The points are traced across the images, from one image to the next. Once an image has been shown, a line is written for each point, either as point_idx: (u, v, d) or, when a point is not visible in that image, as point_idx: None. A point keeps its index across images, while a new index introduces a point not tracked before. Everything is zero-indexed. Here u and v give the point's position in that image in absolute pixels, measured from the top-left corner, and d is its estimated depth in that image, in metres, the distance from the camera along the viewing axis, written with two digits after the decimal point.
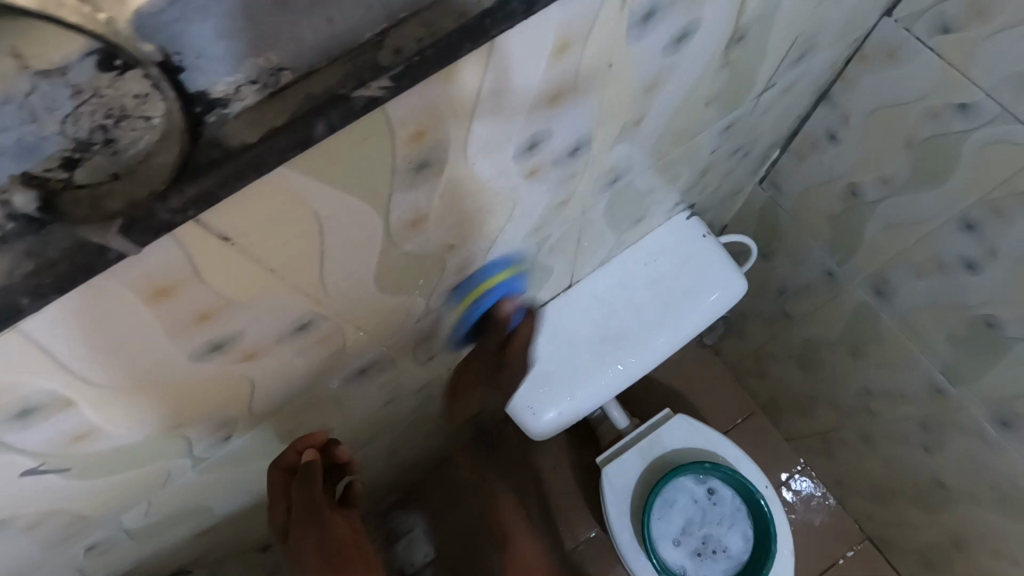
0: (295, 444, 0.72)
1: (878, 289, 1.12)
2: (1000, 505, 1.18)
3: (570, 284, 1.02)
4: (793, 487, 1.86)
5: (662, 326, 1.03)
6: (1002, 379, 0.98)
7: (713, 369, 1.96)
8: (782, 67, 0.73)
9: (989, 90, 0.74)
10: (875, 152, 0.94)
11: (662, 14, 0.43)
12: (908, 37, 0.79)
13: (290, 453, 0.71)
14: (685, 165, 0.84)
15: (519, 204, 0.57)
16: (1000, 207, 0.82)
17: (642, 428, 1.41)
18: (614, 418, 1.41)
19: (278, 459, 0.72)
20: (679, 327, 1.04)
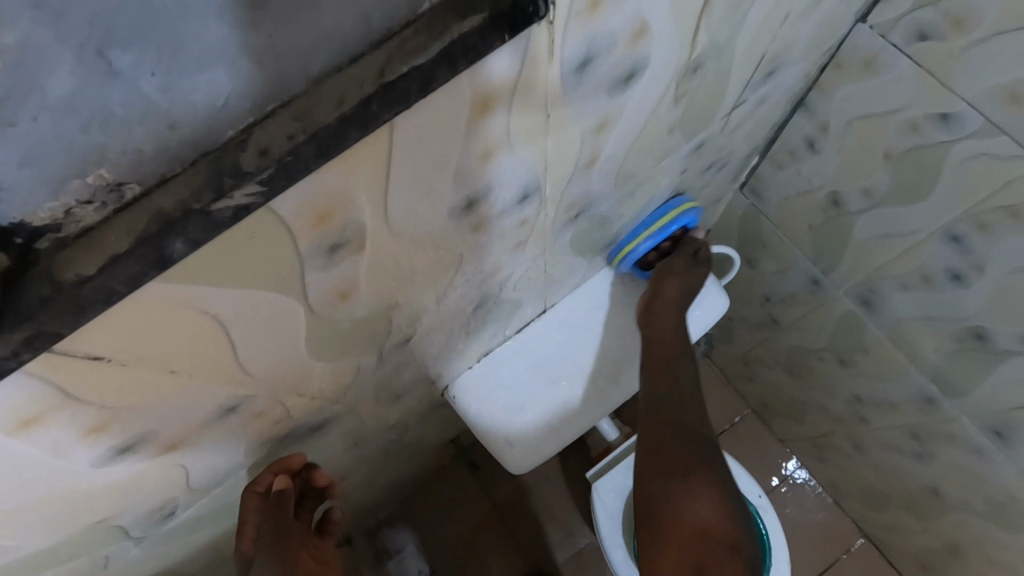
0: (272, 467, 0.66)
1: (864, 297, 1.08)
2: (994, 514, 1.16)
3: (543, 310, 0.96)
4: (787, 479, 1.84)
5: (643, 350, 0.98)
6: (994, 392, 0.95)
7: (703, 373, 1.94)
8: (749, 87, 0.69)
9: (970, 101, 0.69)
10: (855, 163, 0.90)
11: (599, 60, 0.38)
12: (884, 44, 0.75)
13: (265, 477, 0.66)
14: (655, 188, 0.81)
15: (467, 258, 0.53)
16: (987, 221, 0.77)
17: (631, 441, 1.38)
18: (604, 430, 1.39)
19: (252, 481, 0.65)
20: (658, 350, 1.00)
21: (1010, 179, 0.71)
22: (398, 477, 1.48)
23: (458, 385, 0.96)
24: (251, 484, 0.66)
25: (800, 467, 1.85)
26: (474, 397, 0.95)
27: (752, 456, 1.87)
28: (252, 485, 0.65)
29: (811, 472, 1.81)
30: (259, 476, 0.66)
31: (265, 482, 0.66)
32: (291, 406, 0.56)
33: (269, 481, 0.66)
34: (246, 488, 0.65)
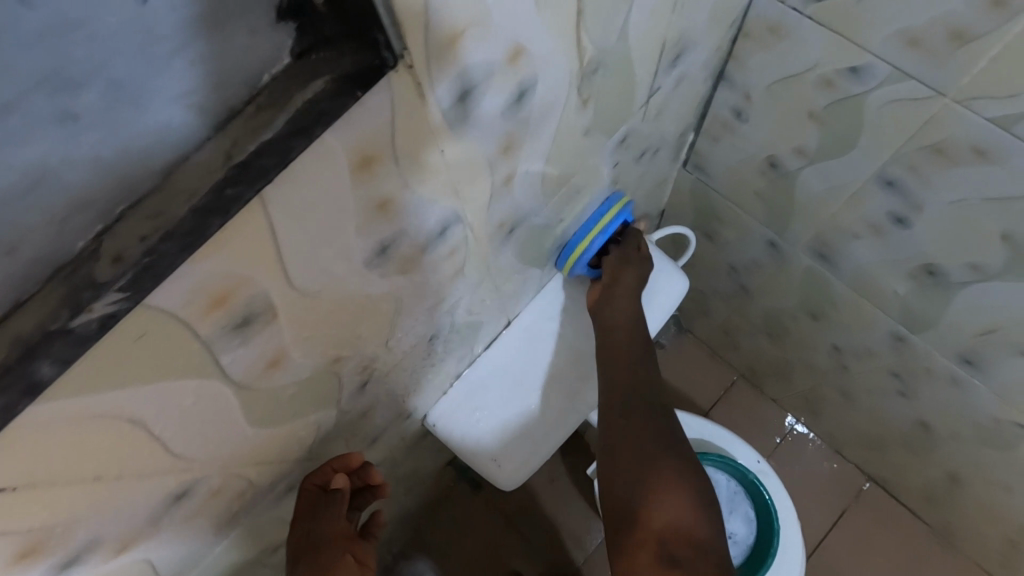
0: (330, 464, 0.70)
1: (820, 251, 1.10)
2: (982, 438, 1.18)
3: (508, 320, 0.96)
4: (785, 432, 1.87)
5: None
6: (956, 323, 0.96)
7: (688, 348, 1.95)
8: (661, 74, 0.70)
9: (874, 52, 0.70)
10: (784, 125, 0.91)
11: (480, 88, 0.38)
12: (784, 9, 0.76)
13: (326, 472, 0.69)
14: (592, 187, 0.81)
15: (404, 297, 0.53)
16: (913, 162, 0.79)
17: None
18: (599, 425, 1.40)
19: (313, 476, 0.68)
20: None
21: (924, 121, 0.72)
22: (402, 509, 1.47)
23: (439, 411, 0.96)
24: (311, 478, 0.69)
25: (798, 422, 1.87)
26: (457, 419, 0.94)
27: (749, 421, 1.88)
28: (314, 478, 0.68)
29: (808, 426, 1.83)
30: (321, 470, 0.69)
31: (324, 476, 0.69)
32: (253, 476, 0.55)
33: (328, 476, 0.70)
34: (306, 480, 0.68)
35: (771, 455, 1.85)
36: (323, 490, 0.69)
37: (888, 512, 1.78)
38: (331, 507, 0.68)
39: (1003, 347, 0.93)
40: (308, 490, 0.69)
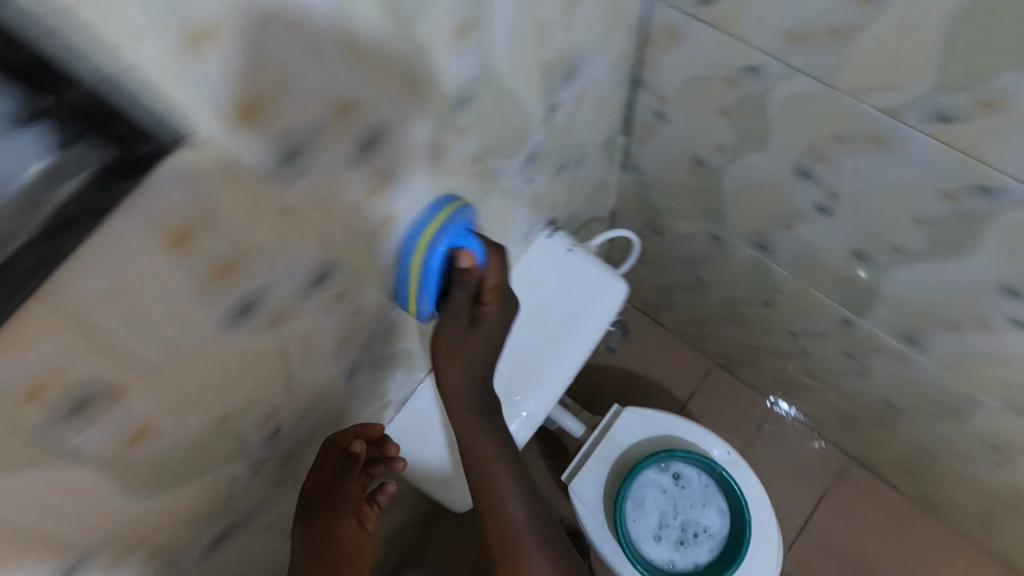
0: (353, 432, 0.76)
1: (760, 242, 1.10)
2: (939, 411, 1.19)
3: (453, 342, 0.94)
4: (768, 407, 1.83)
5: (553, 356, 0.98)
6: (892, 304, 0.97)
7: (660, 341, 1.96)
8: (556, 91, 0.70)
9: (766, 50, 0.70)
10: (702, 123, 0.92)
11: (311, 147, 0.38)
12: (677, 14, 0.76)
13: (346, 439, 0.75)
14: (509, 205, 0.81)
15: (295, 345, 0.53)
16: (821, 153, 0.79)
17: (599, 428, 1.43)
18: (570, 428, 1.44)
19: (337, 438, 0.74)
20: (569, 352, 0.99)
21: (823, 113, 0.72)
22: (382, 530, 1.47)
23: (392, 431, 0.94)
24: (335, 441, 0.75)
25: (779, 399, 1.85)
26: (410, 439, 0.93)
27: (727, 407, 1.89)
28: (337, 440, 0.74)
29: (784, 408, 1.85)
30: (344, 435, 0.76)
31: (345, 442, 0.75)
32: (162, 537, 0.54)
33: (348, 443, 0.75)
34: (329, 441, 0.75)
35: (750, 440, 1.86)
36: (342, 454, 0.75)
37: (868, 487, 1.79)
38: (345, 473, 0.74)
39: (939, 324, 0.93)
40: (331, 452, 0.75)
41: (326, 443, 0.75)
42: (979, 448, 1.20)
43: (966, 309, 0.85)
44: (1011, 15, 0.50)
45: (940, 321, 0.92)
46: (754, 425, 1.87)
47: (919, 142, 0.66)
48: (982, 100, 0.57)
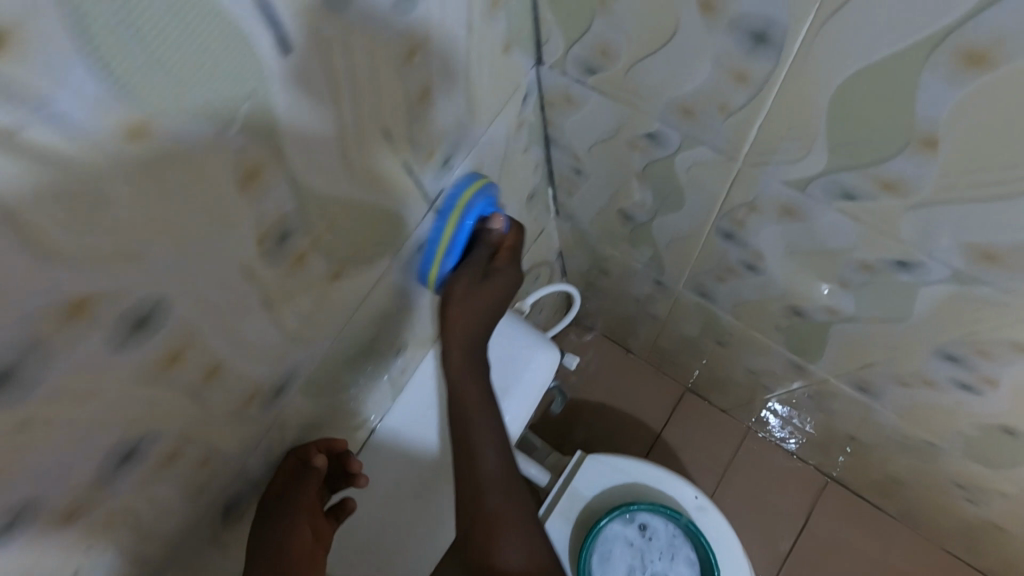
0: (315, 443, 0.72)
1: (701, 289, 1.04)
2: (904, 450, 1.13)
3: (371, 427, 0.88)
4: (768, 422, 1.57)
5: None
6: (837, 355, 0.91)
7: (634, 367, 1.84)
8: (434, 179, 0.63)
9: (661, 120, 0.64)
10: (620, 182, 0.86)
11: (36, 361, 0.31)
12: (568, 81, 0.69)
13: (309, 451, 0.70)
14: (406, 293, 0.74)
15: (118, 520, 0.46)
16: (737, 217, 0.73)
17: (562, 480, 1.36)
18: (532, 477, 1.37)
19: (297, 449, 0.70)
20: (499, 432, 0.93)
21: (731, 182, 0.66)
22: None
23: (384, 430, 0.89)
24: (295, 451, 0.70)
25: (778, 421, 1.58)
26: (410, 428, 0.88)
27: (703, 435, 1.78)
28: (298, 450, 0.70)
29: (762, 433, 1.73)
30: (305, 447, 0.71)
31: (306, 455, 0.70)
32: None
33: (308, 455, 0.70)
34: (287, 453, 0.70)
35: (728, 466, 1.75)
36: (300, 466, 0.69)
37: (852, 510, 1.67)
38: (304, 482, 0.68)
39: (887, 378, 0.87)
40: (290, 463, 0.69)
41: (285, 456, 0.69)
42: (950, 487, 1.14)
43: (910, 368, 0.79)
44: (891, 110, 0.44)
45: (888, 375, 0.86)
46: (730, 449, 1.76)
47: (829, 216, 0.60)
48: (879, 183, 0.51)
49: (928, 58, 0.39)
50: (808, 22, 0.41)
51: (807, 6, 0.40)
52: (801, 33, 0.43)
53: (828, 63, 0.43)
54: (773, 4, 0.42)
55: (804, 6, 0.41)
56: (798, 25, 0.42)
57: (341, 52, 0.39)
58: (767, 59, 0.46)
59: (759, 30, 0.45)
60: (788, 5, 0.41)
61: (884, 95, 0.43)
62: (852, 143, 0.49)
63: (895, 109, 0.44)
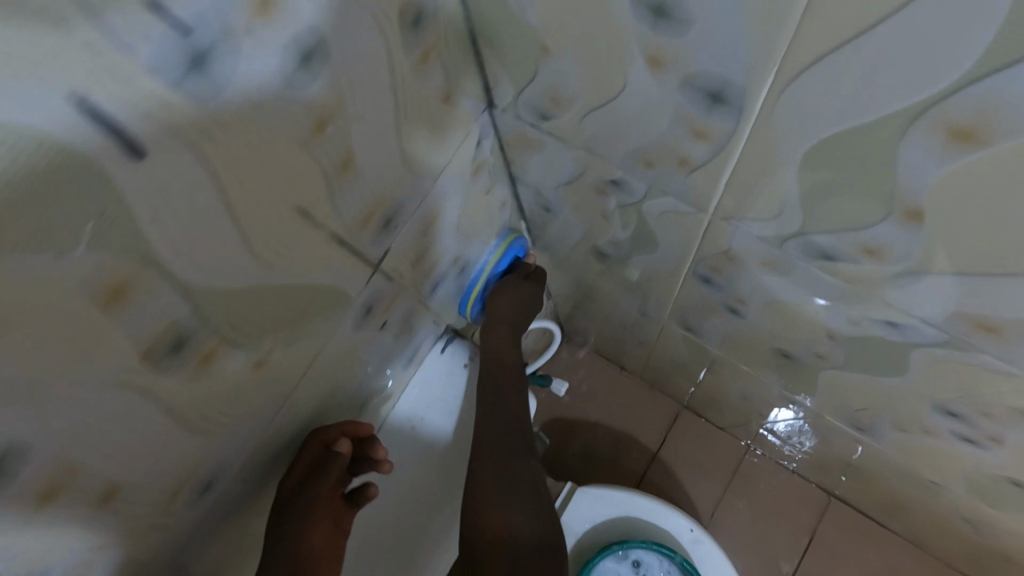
0: (339, 428, 0.74)
1: (685, 324, 0.98)
2: (907, 484, 1.07)
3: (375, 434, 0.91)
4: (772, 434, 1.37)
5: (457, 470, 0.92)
6: (830, 396, 0.85)
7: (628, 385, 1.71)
8: (375, 243, 0.57)
9: (622, 169, 0.58)
10: (591, 221, 0.80)
11: None
12: (523, 124, 0.63)
13: (333, 435, 0.73)
14: (357, 356, 0.69)
15: None
16: (715, 265, 0.67)
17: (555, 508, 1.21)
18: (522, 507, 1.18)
19: (321, 433, 0.72)
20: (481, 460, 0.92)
21: (702, 231, 0.61)
22: None
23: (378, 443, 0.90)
24: (319, 434, 0.73)
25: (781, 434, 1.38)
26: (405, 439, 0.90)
27: (702, 455, 1.67)
28: (321, 436, 0.72)
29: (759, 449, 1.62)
30: (330, 430, 0.74)
31: (330, 439, 0.73)
32: None
33: (333, 439, 0.74)
34: (310, 435, 0.72)
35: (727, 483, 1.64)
36: (321, 453, 0.73)
37: (855, 528, 1.58)
38: (325, 471, 0.72)
39: (881, 421, 0.82)
40: (312, 446, 0.72)
41: (307, 438, 0.72)
42: (955, 519, 1.09)
43: (908, 416, 0.73)
44: (867, 178, 0.38)
45: (883, 419, 0.80)
46: (727, 468, 1.65)
47: (808, 273, 0.54)
48: (859, 247, 0.45)
49: (909, 126, 0.33)
50: (769, 83, 0.36)
51: (767, 66, 0.35)
52: (763, 94, 0.37)
53: (793, 126, 0.38)
54: (729, 62, 0.36)
55: (763, 66, 0.35)
56: (758, 85, 0.37)
57: (219, 145, 0.34)
58: (727, 118, 0.41)
59: (715, 88, 0.39)
60: (745, 63, 0.36)
61: (859, 162, 0.38)
62: (827, 205, 0.43)
63: (872, 176, 0.38)
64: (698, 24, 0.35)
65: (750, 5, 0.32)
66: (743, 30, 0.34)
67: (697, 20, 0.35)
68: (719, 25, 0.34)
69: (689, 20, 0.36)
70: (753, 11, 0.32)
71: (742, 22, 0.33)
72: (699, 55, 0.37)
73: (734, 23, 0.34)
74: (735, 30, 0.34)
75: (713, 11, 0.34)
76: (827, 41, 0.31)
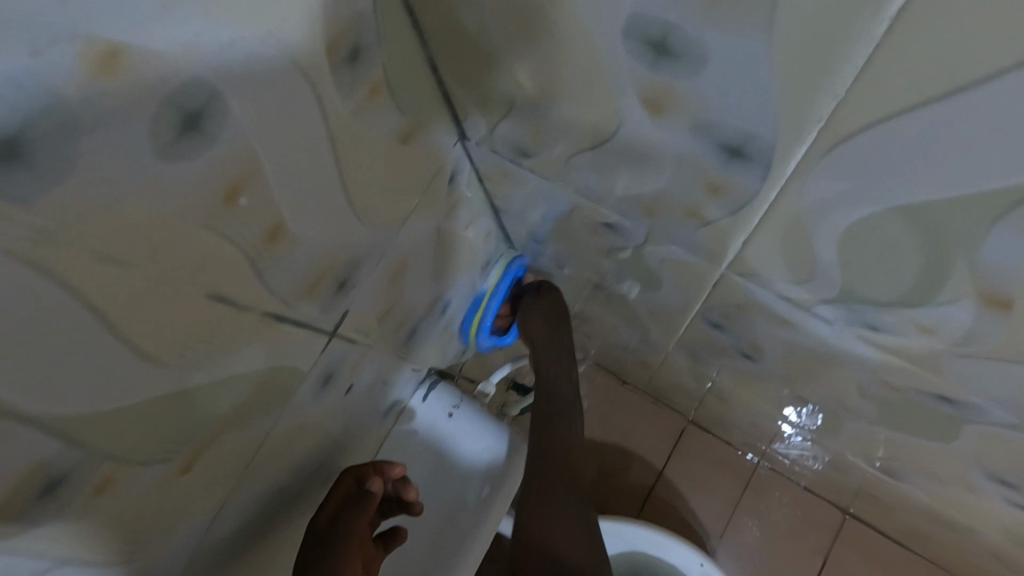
0: (372, 465, 0.69)
1: (692, 358, 0.90)
2: (934, 521, 0.98)
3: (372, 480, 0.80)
4: (779, 453, 1.20)
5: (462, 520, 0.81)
6: (855, 440, 0.77)
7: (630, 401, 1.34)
8: (325, 309, 0.48)
9: (618, 213, 0.50)
10: (585, 257, 0.71)
11: None
12: (501, 159, 0.54)
13: (367, 468, 0.68)
14: (321, 427, 0.60)
15: None
16: (728, 314, 0.59)
17: None
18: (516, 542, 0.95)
19: (355, 468, 0.68)
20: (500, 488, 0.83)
21: (714, 284, 0.52)
22: None
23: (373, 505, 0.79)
24: (353, 471, 0.68)
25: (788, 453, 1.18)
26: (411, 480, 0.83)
27: (707, 471, 1.31)
28: (354, 470, 0.68)
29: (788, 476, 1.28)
30: (363, 467, 0.69)
31: (364, 473, 0.68)
32: None
33: (366, 473, 0.68)
34: (342, 471, 0.67)
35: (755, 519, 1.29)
36: (356, 487, 0.67)
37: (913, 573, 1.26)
38: (359, 503, 0.65)
39: (911, 469, 0.74)
40: (346, 482, 0.67)
41: (342, 474, 0.68)
42: (986, 557, 1.00)
43: (946, 471, 0.65)
44: (933, 250, 0.32)
45: (914, 468, 0.72)
46: (752, 504, 1.29)
47: (837, 334, 0.46)
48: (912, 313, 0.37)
49: (999, 214, 0.27)
50: (811, 137, 0.29)
51: (811, 120, 0.28)
52: (801, 149, 0.30)
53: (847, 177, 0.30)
54: (757, 112, 0.29)
55: (805, 117, 0.28)
56: (796, 139, 0.30)
57: (99, 236, 0.26)
58: (751, 173, 0.34)
59: (736, 139, 0.32)
60: (778, 113, 0.29)
61: (921, 231, 0.31)
62: (878, 266, 0.35)
63: (940, 250, 0.31)
64: (716, 68, 0.28)
65: (788, 48, 0.25)
66: (778, 77, 0.27)
67: (715, 64, 0.28)
68: (746, 71, 0.27)
69: (704, 61, 0.29)
70: (793, 55, 0.25)
71: (775, 67, 0.26)
72: (717, 102, 0.30)
73: (764, 69, 0.27)
74: (766, 76, 0.27)
75: (737, 54, 0.27)
76: (894, 84, 0.24)
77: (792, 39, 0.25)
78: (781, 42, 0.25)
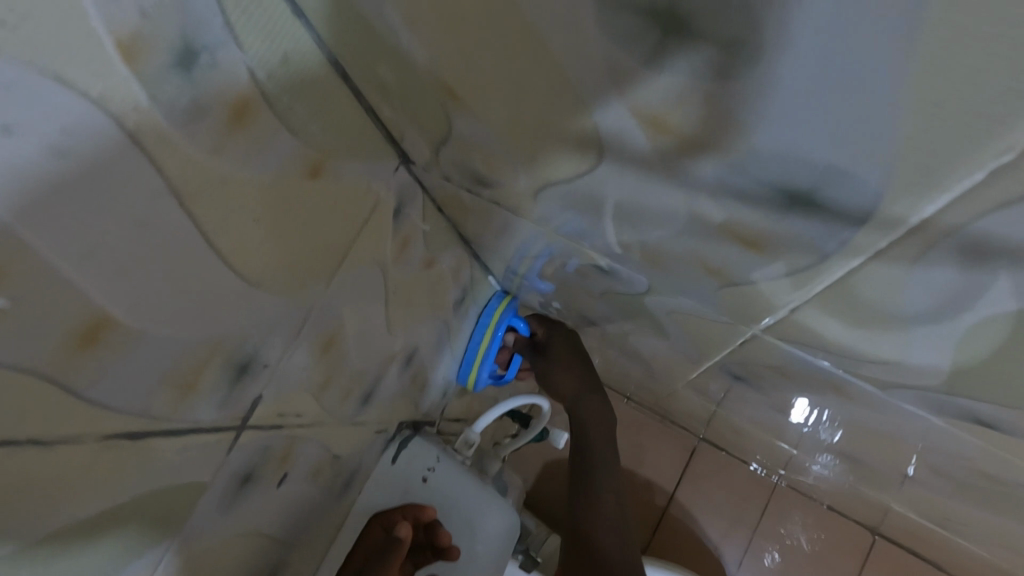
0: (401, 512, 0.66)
1: (703, 394, 0.78)
2: (982, 560, 0.87)
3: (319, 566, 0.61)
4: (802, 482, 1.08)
5: None
6: (901, 492, 0.65)
7: (638, 421, 1.17)
8: (223, 406, 0.36)
9: (609, 255, 0.38)
10: (574, 294, 0.59)
11: None
12: (456, 187, 0.43)
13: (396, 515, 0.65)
14: (253, 532, 0.48)
15: None
16: (755, 372, 0.47)
17: None
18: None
19: (382, 515, 0.65)
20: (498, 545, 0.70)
21: (737, 340, 0.40)
22: None
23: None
24: (381, 519, 0.65)
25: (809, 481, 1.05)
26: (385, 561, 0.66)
27: (722, 494, 1.15)
28: (383, 517, 0.65)
29: (811, 501, 1.12)
30: (390, 514, 0.66)
31: (394, 520, 0.65)
32: None
33: (393, 522, 0.65)
34: (373, 518, 0.65)
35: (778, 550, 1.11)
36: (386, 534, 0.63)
37: None
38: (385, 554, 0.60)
39: (977, 529, 0.61)
40: (375, 532, 0.64)
41: (372, 520, 0.65)
42: None
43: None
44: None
45: (975, 527, 0.61)
46: (776, 536, 1.12)
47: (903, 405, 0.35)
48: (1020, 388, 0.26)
49: None
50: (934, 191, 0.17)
51: (947, 166, 0.16)
52: (927, 202, 0.18)
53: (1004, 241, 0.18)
54: (848, 148, 0.17)
55: (948, 161, 0.16)
56: (919, 189, 0.18)
57: None
58: (813, 222, 0.22)
59: (803, 184, 0.20)
60: (895, 153, 0.17)
61: (1003, 280, 0.20)
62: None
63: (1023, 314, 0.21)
64: (783, 84, 0.17)
65: (957, 56, 0.13)
66: (914, 103, 0.15)
67: (782, 76, 0.16)
68: (853, 89, 0.15)
69: (766, 75, 0.17)
70: (939, 68, 0.14)
71: (907, 80, 0.14)
72: (780, 137, 0.18)
73: (883, 79, 0.15)
74: (884, 98, 0.15)
75: (842, 64, 0.15)
76: None
77: (935, 46, 0.13)
78: (947, 44, 0.13)
